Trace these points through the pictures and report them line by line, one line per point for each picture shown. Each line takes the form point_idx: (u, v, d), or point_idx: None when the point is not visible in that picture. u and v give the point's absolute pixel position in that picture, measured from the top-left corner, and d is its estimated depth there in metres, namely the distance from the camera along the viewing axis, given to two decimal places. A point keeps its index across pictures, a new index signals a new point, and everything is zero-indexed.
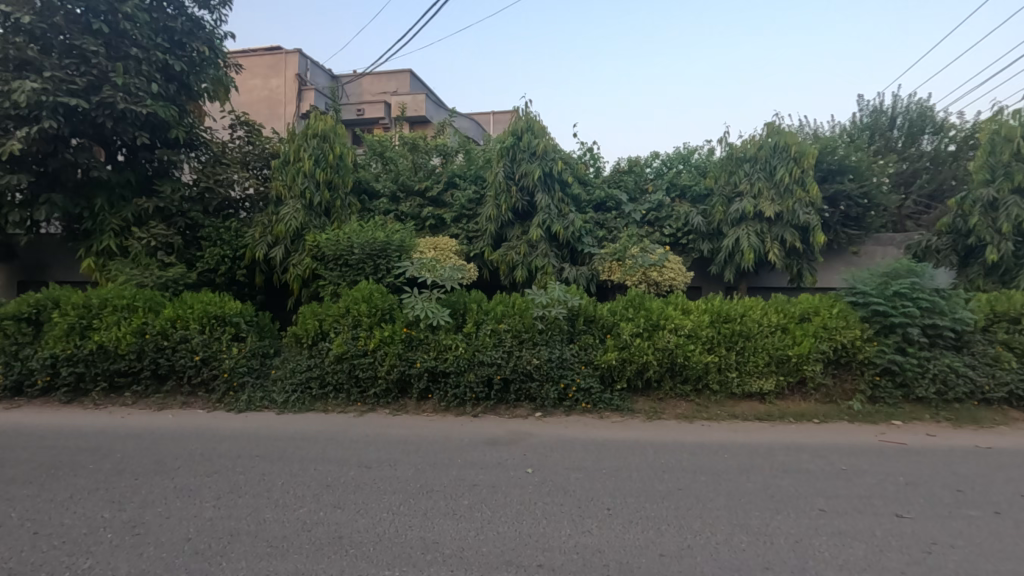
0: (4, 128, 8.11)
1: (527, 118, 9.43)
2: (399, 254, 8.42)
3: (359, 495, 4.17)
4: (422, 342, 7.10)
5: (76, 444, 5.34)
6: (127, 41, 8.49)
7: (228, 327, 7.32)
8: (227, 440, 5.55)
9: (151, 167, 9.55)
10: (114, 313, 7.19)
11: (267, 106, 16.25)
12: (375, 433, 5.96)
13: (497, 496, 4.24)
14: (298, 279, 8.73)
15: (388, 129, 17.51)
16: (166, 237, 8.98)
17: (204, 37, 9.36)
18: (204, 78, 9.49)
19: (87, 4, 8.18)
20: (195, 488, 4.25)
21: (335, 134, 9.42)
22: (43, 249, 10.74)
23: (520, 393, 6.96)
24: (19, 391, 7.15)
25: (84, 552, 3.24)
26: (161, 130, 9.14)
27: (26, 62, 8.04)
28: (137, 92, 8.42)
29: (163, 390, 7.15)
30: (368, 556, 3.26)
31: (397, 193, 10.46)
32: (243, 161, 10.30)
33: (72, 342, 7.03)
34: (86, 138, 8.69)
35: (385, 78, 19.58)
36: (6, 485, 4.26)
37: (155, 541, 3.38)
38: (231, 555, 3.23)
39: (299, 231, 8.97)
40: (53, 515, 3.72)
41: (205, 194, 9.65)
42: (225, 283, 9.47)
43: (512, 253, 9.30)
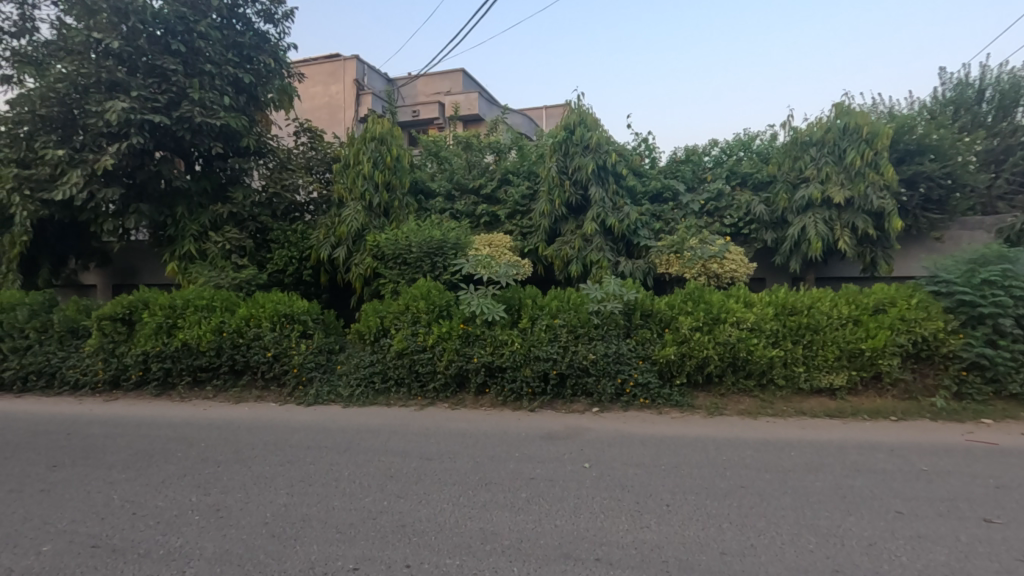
0: (98, 145, 8.87)
1: (579, 111, 9.38)
2: (455, 252, 8.60)
3: (422, 485, 4.33)
4: (479, 338, 7.21)
5: (166, 434, 5.81)
6: (201, 58, 9.13)
7: (297, 325, 7.73)
8: (298, 432, 5.88)
9: (225, 175, 10.20)
10: (196, 312, 7.74)
11: (327, 112, 16.93)
12: (434, 426, 6.15)
13: (555, 490, 4.28)
14: (360, 278, 9.08)
15: (442, 128, 17.84)
16: (239, 241, 9.58)
17: (270, 50, 9.91)
18: (270, 89, 10.05)
19: (166, 26, 8.86)
20: (270, 476, 4.54)
21: (391, 137, 9.74)
22: (133, 255, 11.70)
23: (576, 388, 6.97)
24: (115, 385, 7.84)
25: (176, 532, 3.53)
26: (233, 139, 9.75)
27: (115, 84, 8.73)
28: (211, 105, 9.04)
29: (240, 384, 7.64)
30: (429, 544, 3.38)
31: (452, 192, 10.68)
32: (307, 166, 10.82)
33: (159, 340, 7.63)
34: (167, 151, 9.39)
35: (439, 78, 19.94)
36: (108, 469, 4.71)
37: (237, 523, 3.65)
38: (304, 538, 3.44)
39: (360, 231, 9.31)
40: (147, 498, 4.07)
41: (273, 199, 10.22)
42: (292, 283, 9.96)
43: (567, 247, 9.27)
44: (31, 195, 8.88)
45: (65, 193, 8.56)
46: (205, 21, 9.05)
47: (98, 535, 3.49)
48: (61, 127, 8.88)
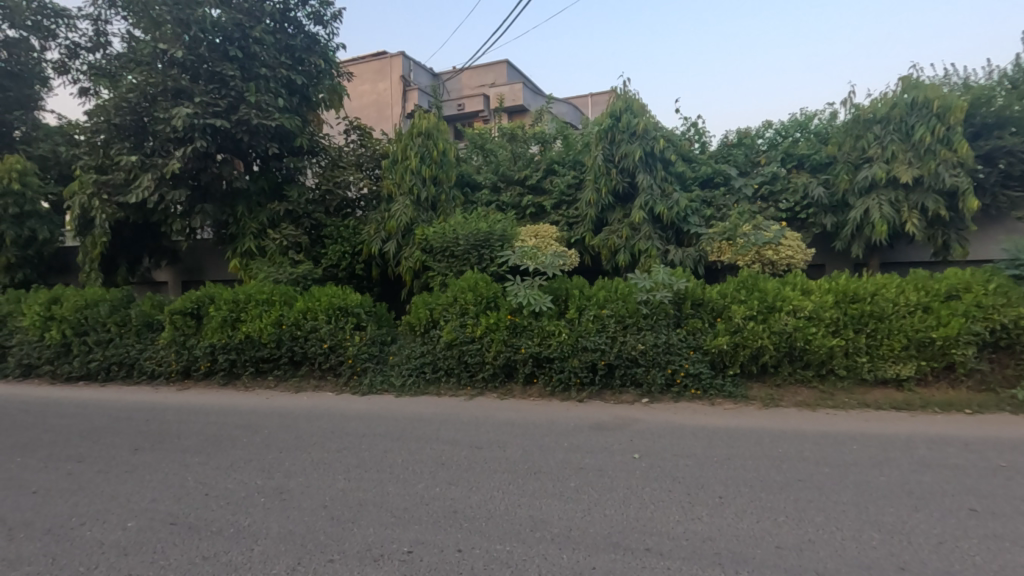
0: (166, 150, 9.41)
1: (625, 98, 9.22)
2: (502, 243, 8.65)
3: (472, 473, 4.42)
4: (526, 329, 7.25)
5: (233, 421, 6.16)
6: (257, 63, 9.55)
7: (351, 317, 8.01)
8: (354, 420, 6.11)
9: (281, 174, 10.63)
10: (257, 306, 8.13)
11: (376, 109, 17.31)
12: (484, 416, 6.25)
13: (604, 479, 4.27)
14: (409, 271, 9.28)
15: (487, 120, 17.91)
16: (295, 237, 9.98)
17: (320, 51, 10.30)
18: (321, 89, 10.53)
19: (224, 34, 9.29)
20: (329, 462, 4.75)
21: (438, 131, 9.88)
22: (199, 253, 12.40)
23: (625, 378, 6.90)
24: (186, 375, 8.35)
25: (244, 512, 3.76)
26: (288, 139, 10.18)
27: (180, 91, 9.20)
28: (267, 107, 9.47)
29: (299, 374, 8.00)
30: (480, 530, 3.45)
31: (498, 184, 10.74)
32: (357, 163, 11.13)
33: (225, 332, 8.07)
34: (228, 153, 9.86)
35: (483, 70, 20.00)
36: (183, 453, 5.06)
37: (299, 506, 3.85)
38: (361, 521, 3.59)
39: (408, 226, 9.50)
40: (217, 480, 4.35)
41: (326, 196, 10.59)
42: (346, 277, 10.30)
43: (614, 237, 9.15)
44: (108, 199, 9.54)
45: (138, 196, 9.14)
46: (259, 26, 9.45)
47: (176, 513, 3.76)
48: (132, 134, 9.45)
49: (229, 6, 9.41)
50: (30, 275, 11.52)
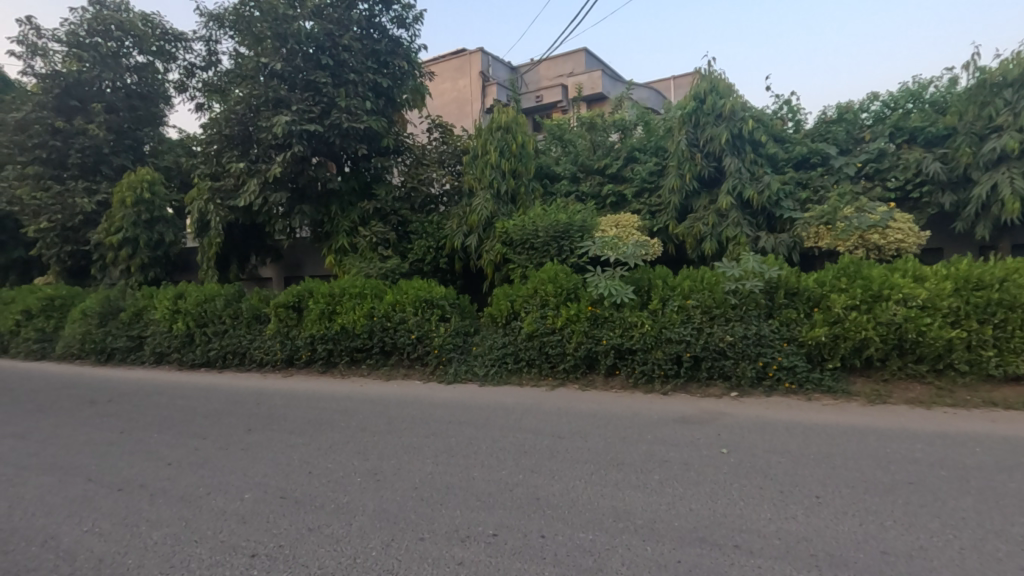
0: (268, 156, 10.18)
1: (710, 78, 8.81)
2: (582, 234, 8.62)
3: (555, 462, 4.47)
4: (608, 320, 7.17)
5: (332, 406, 6.63)
6: (346, 69, 10.15)
7: (436, 309, 8.32)
8: (440, 408, 6.36)
9: (369, 174, 11.22)
10: (351, 299, 8.67)
11: (456, 106, 17.70)
12: (565, 406, 6.28)
13: (690, 473, 4.16)
14: (490, 264, 9.45)
15: (565, 111, 17.79)
16: (383, 234, 10.49)
17: (403, 53, 10.72)
18: (405, 90, 10.96)
19: (317, 44, 9.93)
20: (418, 446, 4.99)
21: (517, 124, 9.99)
22: (299, 251, 13.38)
23: (712, 370, 6.65)
24: (289, 363, 9.07)
25: (343, 490, 4.05)
26: (375, 140, 10.74)
27: (279, 101, 9.95)
28: (356, 111, 10.06)
29: (389, 363, 8.44)
30: (563, 517, 3.50)
31: (577, 174, 10.67)
32: (440, 160, 11.50)
33: (323, 324, 8.68)
34: (322, 156, 10.54)
35: (561, 60, 19.85)
36: (289, 434, 5.53)
37: (392, 486, 4.09)
38: (448, 503, 3.75)
39: (489, 219, 9.68)
40: (319, 460, 4.71)
41: (411, 193, 11.06)
42: (431, 271, 10.67)
43: (699, 224, 8.80)
44: (221, 203, 10.52)
45: (246, 200, 10.01)
46: (348, 34, 10.05)
47: (284, 488, 4.13)
48: (239, 142, 10.31)
49: (321, 18, 10.06)
50: (160, 274, 12.96)
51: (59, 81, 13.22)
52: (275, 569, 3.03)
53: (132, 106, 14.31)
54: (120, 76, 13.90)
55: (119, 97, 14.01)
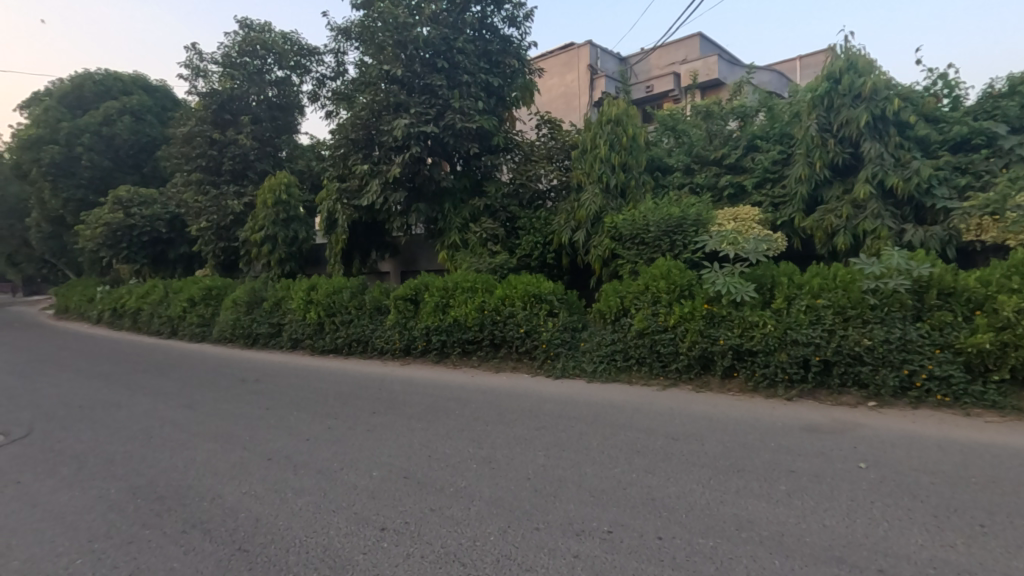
0: (388, 158, 10.79)
1: (847, 56, 8.00)
2: (696, 229, 8.26)
3: (669, 463, 4.35)
4: (725, 318, 6.80)
5: (447, 394, 6.96)
6: (460, 71, 10.60)
7: (545, 304, 8.39)
8: (549, 402, 6.43)
9: (480, 171, 11.56)
10: (463, 293, 9.03)
11: (564, 101, 17.65)
12: (678, 407, 6.07)
13: (822, 487, 3.84)
14: (598, 259, 9.34)
15: (677, 100, 17.08)
16: (493, 230, 10.77)
17: (514, 52, 11.13)
18: (514, 88, 11.32)
19: (434, 49, 10.45)
20: (529, 438, 5.09)
21: (627, 117, 9.79)
22: (415, 247, 14.17)
23: (846, 377, 6.08)
24: (407, 352, 9.64)
25: (461, 475, 4.25)
26: (486, 138, 11.08)
27: (399, 105, 10.55)
28: (469, 111, 10.46)
29: (499, 356, 8.67)
30: (680, 521, 3.39)
31: (691, 165, 10.20)
32: (548, 156, 11.56)
33: (437, 316, 9.12)
34: (437, 156, 11.03)
35: (673, 47, 19.07)
36: (409, 419, 5.90)
37: (506, 475, 4.22)
38: (562, 497, 3.79)
39: (598, 214, 9.57)
40: (438, 445, 4.97)
41: (520, 190, 11.26)
42: (538, 266, 10.80)
43: (831, 216, 8.03)
44: (347, 203, 11.37)
45: (369, 199, 10.74)
46: (462, 37, 10.51)
47: (407, 469, 4.42)
48: (363, 146, 11.05)
49: (437, 23, 10.55)
50: (295, 268, 14.33)
51: (216, 97, 15.08)
52: (403, 543, 3.25)
53: (273, 116, 16.05)
54: (264, 90, 15.60)
55: (263, 109, 15.69)
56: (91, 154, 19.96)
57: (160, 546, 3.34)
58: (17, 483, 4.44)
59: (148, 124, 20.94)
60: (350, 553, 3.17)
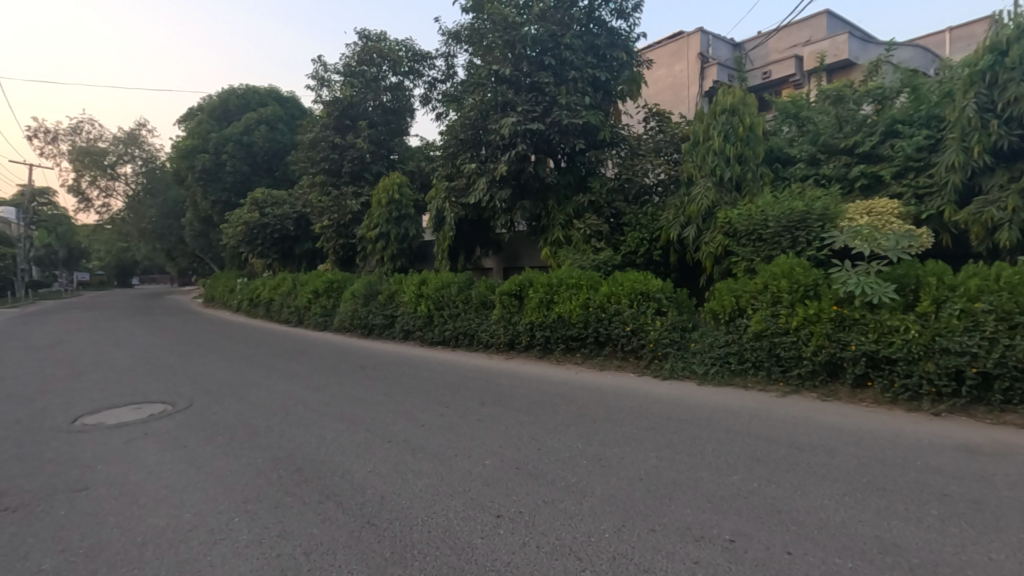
0: (495, 156, 11.03)
1: (1017, 22, 6.92)
2: (823, 223, 7.59)
3: (795, 475, 4.06)
4: (858, 322, 6.20)
5: (552, 390, 7.00)
6: (567, 67, 10.61)
7: (653, 302, 8.14)
8: (657, 403, 6.26)
9: (585, 167, 11.47)
10: (568, 289, 9.03)
11: (671, 92, 16.92)
12: (801, 416, 5.63)
13: (985, 515, 3.38)
14: (710, 256, 8.90)
15: (800, 86, 15.78)
16: (598, 226, 10.64)
17: (622, 44, 10.98)
18: (621, 81, 11.15)
19: (541, 46, 10.52)
20: (639, 438, 4.98)
21: (744, 105, 9.21)
22: (518, 243, 14.41)
23: (1011, 394, 5.31)
24: (511, 346, 9.83)
25: (571, 470, 4.25)
26: (592, 133, 10.98)
27: (506, 103, 10.72)
28: (576, 107, 10.44)
29: (603, 353, 8.57)
30: (811, 537, 3.16)
31: (817, 155, 9.39)
32: (656, 149, 11.22)
33: (542, 312, 9.21)
34: (542, 153, 11.08)
35: (795, 29, 17.62)
36: (517, 411, 6.01)
37: (618, 474, 4.16)
38: (678, 500, 3.67)
39: (711, 209, 9.10)
40: (546, 439, 5.02)
41: (626, 185, 11.02)
42: (644, 263, 10.53)
43: (992, 208, 7.03)
44: (455, 201, 11.76)
45: (476, 197, 11.04)
46: (570, 32, 10.50)
47: (518, 460, 4.51)
48: (471, 145, 11.37)
49: (545, 20, 10.60)
50: (405, 263, 15.10)
51: (338, 104, 16.30)
52: (519, 532, 3.33)
53: (387, 120, 17.04)
54: (379, 96, 16.61)
55: (378, 114, 16.71)
56: (234, 161, 22.43)
57: (302, 513, 3.68)
58: (184, 447, 5.12)
59: (280, 132, 23.20)
60: (469, 536, 3.30)
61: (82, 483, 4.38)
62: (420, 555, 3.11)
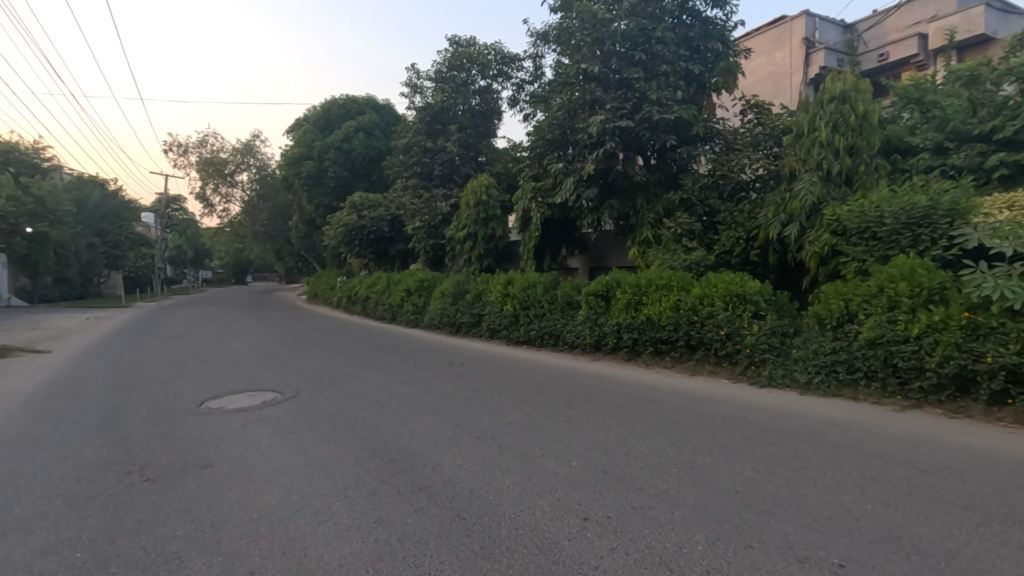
0: (583, 155, 10.92)
1: None
2: (951, 220, 6.80)
3: (916, 499, 3.66)
4: (995, 331, 5.53)
5: (640, 394, 6.83)
6: (658, 61, 10.33)
7: (750, 305, 7.71)
8: (754, 412, 5.91)
9: (676, 164, 11.08)
10: (657, 290, 8.76)
11: (771, 82, 15.88)
12: (924, 434, 5.07)
13: None
14: (815, 257, 8.26)
15: (924, 67, 14.21)
16: (689, 225, 10.24)
17: (718, 35, 10.53)
18: (716, 72, 10.68)
19: (631, 41, 10.31)
20: (734, 448, 4.73)
21: (857, 92, 8.47)
22: (604, 243, 14.23)
23: None
24: (597, 348, 9.71)
25: (661, 478, 4.12)
26: (684, 129, 10.59)
27: (594, 102, 10.59)
28: (667, 102, 10.15)
29: (694, 358, 8.23)
30: (936, 569, 2.84)
31: (945, 143, 8.44)
32: (754, 143, 10.61)
33: (630, 313, 9.01)
34: (631, 150, 10.83)
35: (918, 4, 15.88)
36: (604, 414, 5.92)
37: (711, 484, 3.97)
38: (778, 516, 3.45)
39: (816, 206, 8.45)
40: (634, 444, 4.91)
41: (720, 181, 10.50)
42: (739, 264, 9.98)
43: None
44: (542, 201, 11.77)
45: (563, 197, 10.97)
46: (661, 25, 10.21)
47: (605, 463, 4.44)
48: (558, 145, 11.30)
49: (635, 15, 10.37)
50: (492, 263, 15.33)
51: (429, 110, 16.92)
52: (607, 537, 3.27)
53: (476, 123, 17.46)
54: (468, 100, 17.06)
55: (467, 117, 17.17)
56: (335, 166, 24.01)
57: (396, 501, 3.86)
58: (293, 433, 5.55)
59: (377, 138, 24.55)
60: (556, 537, 3.29)
61: (208, 461, 4.87)
62: (508, 552, 3.15)
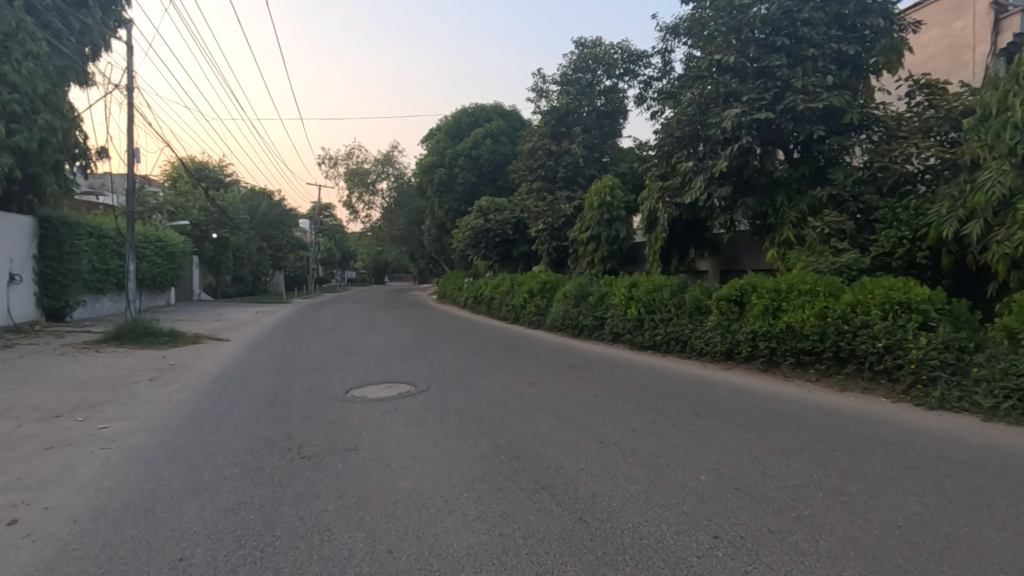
0: (715, 152, 10.29)
1: None
2: None
3: None
4: None
5: (778, 408, 6.29)
6: (804, 45, 9.50)
7: (915, 315, 6.72)
8: (922, 437, 5.15)
9: (824, 157, 10.03)
10: (800, 296, 8.01)
11: (947, 57, 13.82)
12: None
13: None
14: (1004, 259, 6.99)
15: None
16: (839, 224, 9.21)
17: (878, 9, 9.43)
18: (876, 52, 9.47)
19: (772, 27, 9.59)
20: (896, 477, 4.16)
21: None
22: (738, 244, 13.38)
23: None
24: (729, 356, 9.14)
25: (804, 502, 3.75)
26: (835, 117, 9.58)
27: (729, 94, 9.93)
28: (814, 89, 9.27)
29: (844, 372, 7.40)
30: None
31: None
32: (923, 129, 9.30)
33: (767, 321, 8.32)
34: (770, 144, 10.01)
35: None
36: (737, 428, 5.53)
37: (865, 515, 3.53)
38: (953, 560, 2.97)
39: (1007, 198, 7.14)
40: (773, 462, 4.51)
41: (879, 174, 9.35)
42: (902, 268, 8.79)
43: None
44: (669, 202, 11.26)
45: (692, 197, 10.40)
46: (808, 6, 9.37)
47: (739, 480, 4.15)
48: (688, 142, 10.73)
49: None
50: (615, 265, 15.08)
51: (554, 113, 17.10)
52: (740, 559, 3.06)
53: (601, 123, 17.32)
54: (593, 101, 16.99)
55: (592, 118, 17.11)
56: (464, 172, 25.25)
57: (520, 498, 3.95)
58: (425, 425, 5.91)
59: (503, 144, 25.45)
60: (683, 552, 3.15)
61: (353, 444, 5.36)
62: (631, 561, 3.07)
